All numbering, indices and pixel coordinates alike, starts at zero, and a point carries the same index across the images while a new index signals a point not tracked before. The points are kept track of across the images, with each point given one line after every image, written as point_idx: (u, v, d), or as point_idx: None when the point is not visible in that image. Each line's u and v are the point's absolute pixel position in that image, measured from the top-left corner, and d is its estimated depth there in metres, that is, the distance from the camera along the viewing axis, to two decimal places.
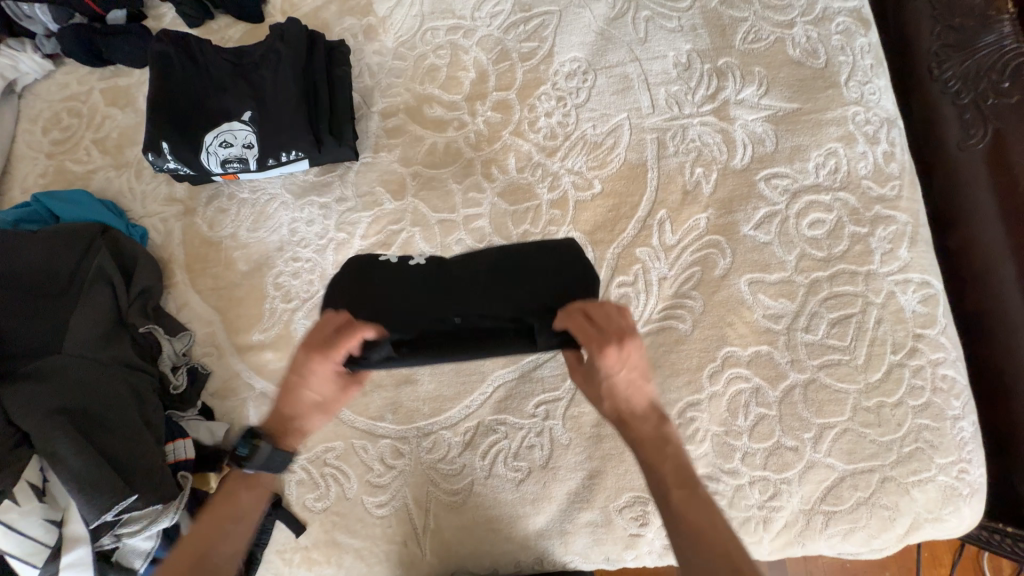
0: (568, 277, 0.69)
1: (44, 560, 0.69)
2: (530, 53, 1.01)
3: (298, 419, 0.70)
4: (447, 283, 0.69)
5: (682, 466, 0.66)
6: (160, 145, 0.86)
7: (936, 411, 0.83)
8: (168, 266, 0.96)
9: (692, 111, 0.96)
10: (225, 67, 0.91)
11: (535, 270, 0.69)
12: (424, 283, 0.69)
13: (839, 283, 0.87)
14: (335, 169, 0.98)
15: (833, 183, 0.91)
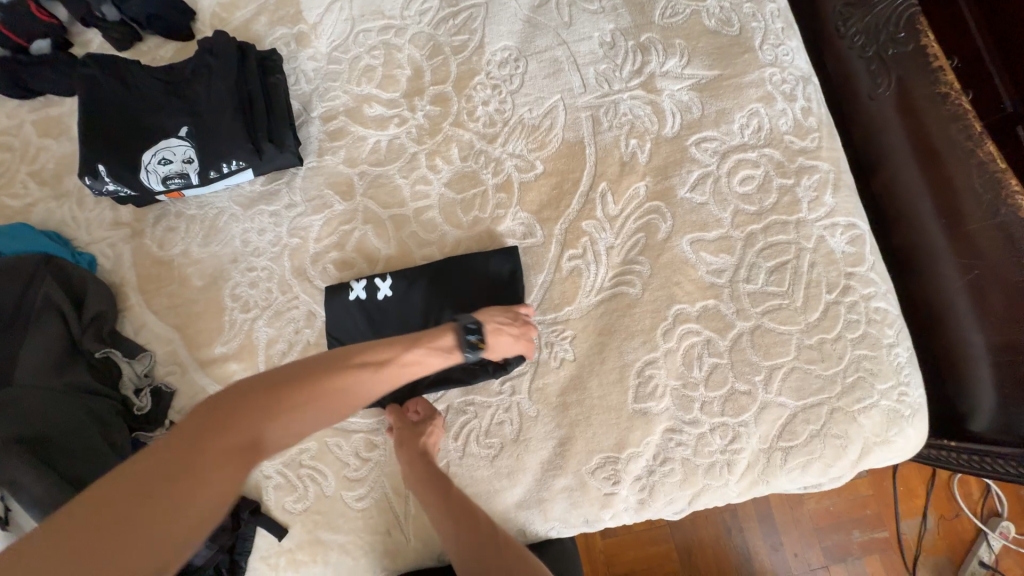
0: (477, 266, 0.92)
1: None
2: (462, 46, 1.04)
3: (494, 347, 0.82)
4: (394, 300, 0.90)
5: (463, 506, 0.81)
6: (98, 169, 0.86)
7: (873, 340, 0.89)
8: (120, 290, 0.95)
9: (621, 86, 1.00)
10: (158, 86, 0.91)
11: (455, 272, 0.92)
12: (387, 308, 0.90)
13: (773, 233, 0.93)
14: (280, 177, 0.99)
15: (758, 141, 0.97)
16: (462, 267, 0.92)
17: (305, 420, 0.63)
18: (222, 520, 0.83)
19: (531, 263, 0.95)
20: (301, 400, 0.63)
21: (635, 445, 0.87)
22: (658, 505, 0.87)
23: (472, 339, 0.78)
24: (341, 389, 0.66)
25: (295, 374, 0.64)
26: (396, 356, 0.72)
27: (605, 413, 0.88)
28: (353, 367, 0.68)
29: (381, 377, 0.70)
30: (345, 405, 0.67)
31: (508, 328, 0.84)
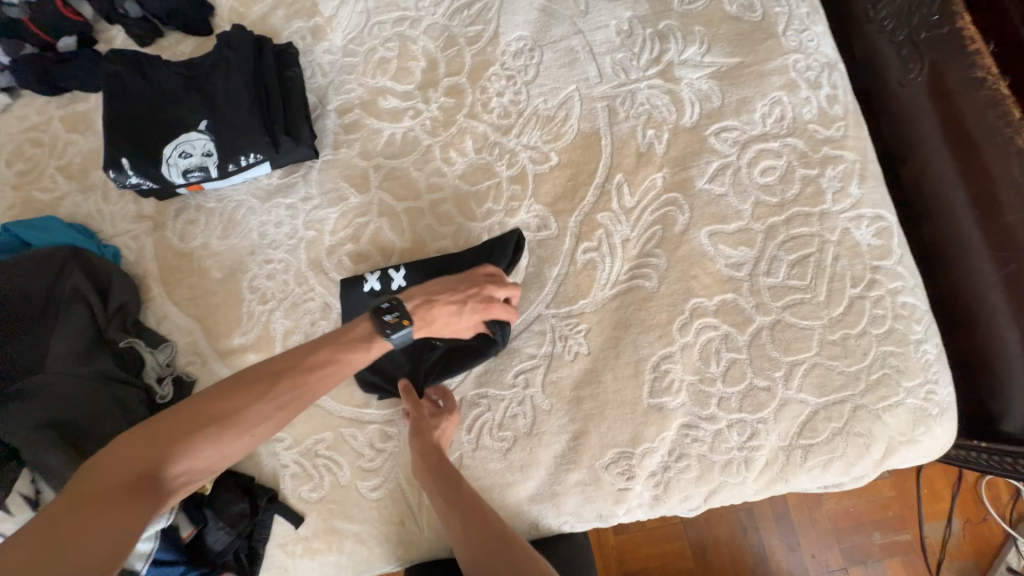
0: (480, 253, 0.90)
1: None
2: (476, 37, 1.03)
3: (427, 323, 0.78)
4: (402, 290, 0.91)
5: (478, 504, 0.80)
6: (121, 162, 0.88)
7: (900, 336, 0.86)
8: (143, 281, 0.98)
9: (638, 75, 0.98)
10: (178, 80, 0.92)
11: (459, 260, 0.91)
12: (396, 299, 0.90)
13: (795, 225, 0.90)
14: (297, 170, 1.00)
15: (780, 130, 0.94)
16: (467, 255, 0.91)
17: (205, 449, 0.65)
18: (241, 507, 0.85)
19: (545, 256, 0.94)
20: (189, 433, 0.64)
21: (650, 440, 0.86)
22: (673, 502, 0.86)
23: (387, 322, 0.74)
24: (233, 415, 0.66)
25: (184, 411, 0.66)
26: (294, 369, 0.70)
27: (620, 407, 0.87)
28: (244, 388, 0.68)
29: (284, 393, 0.69)
30: (249, 426, 0.67)
31: (450, 297, 0.80)
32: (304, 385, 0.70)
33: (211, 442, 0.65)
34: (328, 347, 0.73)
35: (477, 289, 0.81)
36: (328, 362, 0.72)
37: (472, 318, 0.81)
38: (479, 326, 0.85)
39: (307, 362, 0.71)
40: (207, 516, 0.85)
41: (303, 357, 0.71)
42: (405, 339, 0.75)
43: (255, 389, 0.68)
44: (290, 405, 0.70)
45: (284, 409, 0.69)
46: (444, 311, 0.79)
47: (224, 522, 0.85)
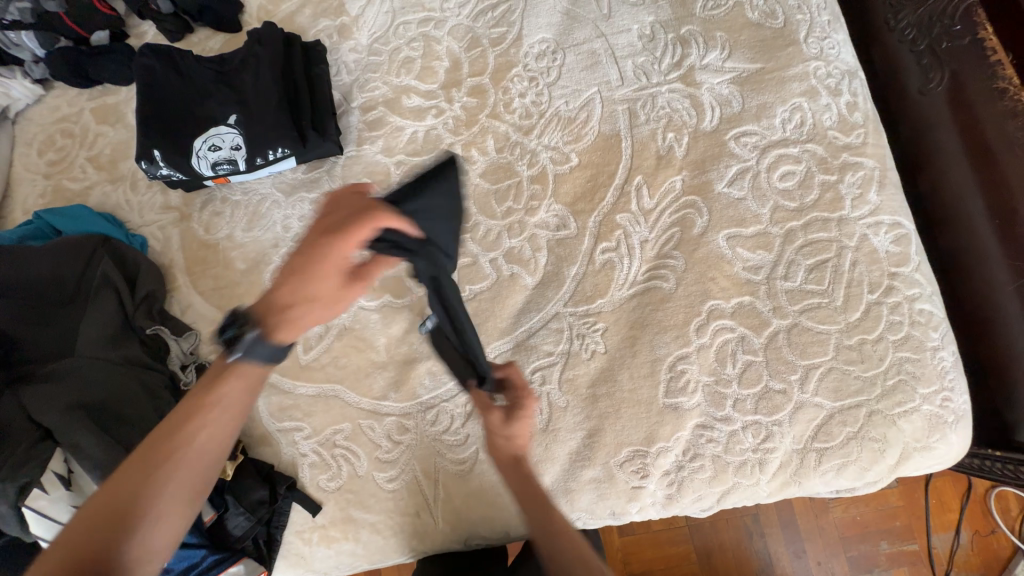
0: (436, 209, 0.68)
1: None
2: (500, 38, 1.04)
3: (295, 314, 0.63)
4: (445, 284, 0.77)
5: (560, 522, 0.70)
6: (152, 153, 0.90)
7: (916, 343, 0.86)
8: (168, 271, 0.99)
9: (659, 79, 0.99)
10: (209, 75, 0.95)
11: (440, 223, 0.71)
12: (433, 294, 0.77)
13: (813, 230, 0.91)
14: (321, 165, 1.02)
15: (799, 136, 0.95)
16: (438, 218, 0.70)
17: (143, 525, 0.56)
18: (260, 494, 0.87)
19: (564, 255, 0.95)
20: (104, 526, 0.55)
21: (665, 439, 0.87)
22: (686, 502, 0.87)
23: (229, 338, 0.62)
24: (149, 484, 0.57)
25: (85, 515, 0.56)
26: (189, 413, 0.61)
27: (636, 406, 0.88)
28: (138, 457, 0.59)
29: (185, 437, 0.60)
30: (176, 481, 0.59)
31: (285, 275, 0.62)
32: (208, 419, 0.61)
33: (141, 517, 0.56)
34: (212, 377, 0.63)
35: (315, 241, 0.60)
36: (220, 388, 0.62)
37: (334, 277, 0.62)
38: (347, 275, 0.64)
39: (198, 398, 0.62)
40: (228, 502, 0.86)
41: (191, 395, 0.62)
42: (277, 346, 0.63)
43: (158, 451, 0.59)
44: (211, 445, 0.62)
45: (196, 450, 0.60)
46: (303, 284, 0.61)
47: (244, 508, 0.86)
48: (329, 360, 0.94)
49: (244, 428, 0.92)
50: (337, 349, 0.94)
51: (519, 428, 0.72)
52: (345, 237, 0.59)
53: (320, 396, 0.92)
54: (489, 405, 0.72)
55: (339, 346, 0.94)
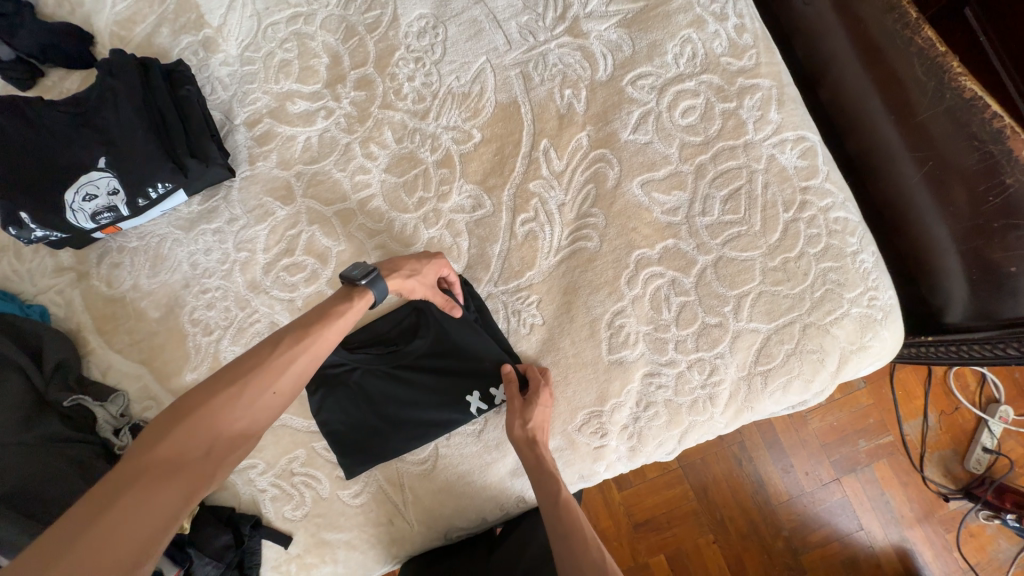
0: (354, 365, 0.87)
1: None
2: (376, 22, 0.98)
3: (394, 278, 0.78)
4: (433, 355, 0.88)
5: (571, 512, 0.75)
6: (20, 217, 0.83)
7: (836, 251, 0.88)
8: (79, 335, 0.94)
9: (547, 36, 0.96)
10: (63, 119, 0.86)
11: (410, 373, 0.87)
12: (428, 364, 0.88)
13: (722, 160, 0.91)
14: (216, 193, 0.96)
15: (694, 68, 0.93)
16: (385, 384, 0.87)
17: (134, 515, 0.51)
18: (224, 539, 0.84)
19: (485, 234, 0.93)
20: (151, 477, 0.53)
21: (616, 395, 0.88)
22: (650, 449, 0.89)
23: (354, 276, 0.74)
24: (196, 436, 0.56)
25: (208, 387, 0.60)
26: (240, 377, 0.61)
27: (583, 369, 0.88)
28: (254, 352, 0.64)
29: (292, 348, 0.64)
30: (210, 442, 0.57)
31: (389, 270, 0.79)
32: (255, 381, 0.61)
33: (180, 482, 0.54)
34: (276, 341, 0.64)
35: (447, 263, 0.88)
36: (274, 352, 0.64)
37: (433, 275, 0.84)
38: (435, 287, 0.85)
39: (249, 366, 0.62)
40: (191, 554, 0.83)
41: (244, 361, 0.62)
42: (370, 294, 0.73)
43: (193, 409, 0.58)
44: (259, 386, 0.61)
45: (294, 361, 0.64)
46: (399, 266, 0.80)
47: (209, 556, 0.83)
48: None
49: None
50: None
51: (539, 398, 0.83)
52: (429, 259, 0.84)
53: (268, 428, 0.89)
54: (511, 380, 0.84)
55: None
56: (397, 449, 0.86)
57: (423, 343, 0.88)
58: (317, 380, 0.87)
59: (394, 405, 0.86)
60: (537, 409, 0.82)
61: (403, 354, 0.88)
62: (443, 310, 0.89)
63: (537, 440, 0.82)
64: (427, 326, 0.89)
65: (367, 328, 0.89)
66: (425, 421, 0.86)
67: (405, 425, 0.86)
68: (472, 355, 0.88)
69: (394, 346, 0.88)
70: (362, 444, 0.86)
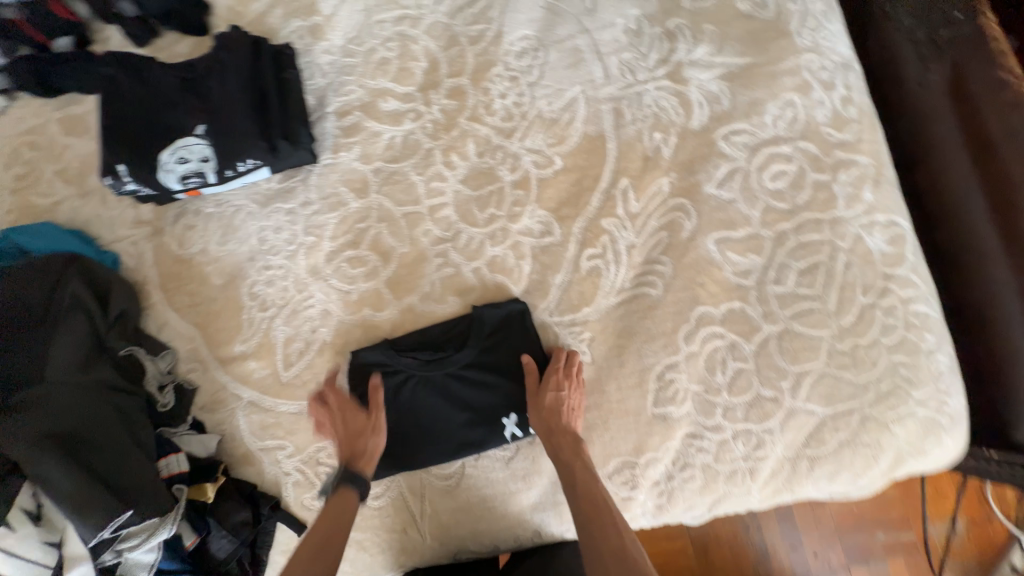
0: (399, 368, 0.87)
1: None
2: (479, 36, 1.00)
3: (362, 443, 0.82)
4: (478, 370, 0.87)
5: (592, 496, 0.77)
6: (117, 168, 0.86)
7: (912, 346, 0.84)
8: (143, 288, 0.97)
9: (646, 77, 0.95)
10: (174, 83, 0.90)
11: (452, 386, 0.87)
12: (471, 379, 0.87)
13: (806, 232, 0.88)
14: (296, 175, 0.98)
15: (791, 133, 0.91)
16: (425, 392, 0.86)
17: None
18: (243, 515, 0.85)
19: (549, 262, 0.92)
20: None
21: (654, 450, 0.85)
22: (677, 511, 0.86)
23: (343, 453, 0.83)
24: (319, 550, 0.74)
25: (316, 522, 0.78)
26: (332, 506, 0.78)
27: (624, 416, 0.86)
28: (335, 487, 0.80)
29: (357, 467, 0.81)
30: (328, 548, 0.74)
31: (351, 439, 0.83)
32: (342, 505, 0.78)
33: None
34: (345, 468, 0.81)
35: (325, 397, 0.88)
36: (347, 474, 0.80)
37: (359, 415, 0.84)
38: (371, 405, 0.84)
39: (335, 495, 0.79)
40: (210, 525, 0.83)
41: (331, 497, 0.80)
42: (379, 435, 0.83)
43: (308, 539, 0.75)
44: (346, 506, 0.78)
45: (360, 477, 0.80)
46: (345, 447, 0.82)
47: (225, 530, 0.84)
48: (310, 378, 0.91)
49: (225, 448, 0.90)
50: (319, 365, 0.91)
51: (555, 383, 0.83)
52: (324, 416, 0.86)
53: (303, 413, 0.90)
54: (530, 369, 0.85)
55: (321, 362, 0.91)
56: (426, 459, 0.86)
57: (469, 358, 0.87)
58: (360, 375, 0.88)
59: (430, 414, 0.86)
60: (550, 394, 0.82)
61: (450, 365, 0.87)
62: (493, 327, 0.89)
63: (557, 429, 0.81)
64: (476, 340, 0.88)
65: (419, 330, 0.90)
66: (458, 436, 0.85)
67: (436, 436, 0.86)
68: (515, 378, 0.87)
69: (441, 354, 0.87)
70: (391, 448, 0.86)
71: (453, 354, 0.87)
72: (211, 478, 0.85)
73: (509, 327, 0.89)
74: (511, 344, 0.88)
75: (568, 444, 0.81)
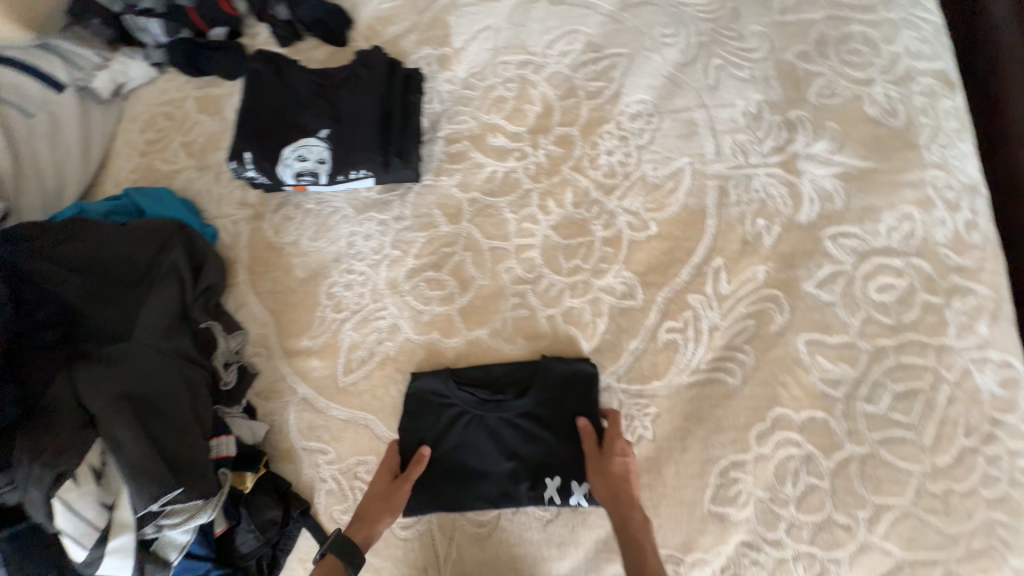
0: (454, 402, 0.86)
1: (93, 542, 0.68)
2: (597, 92, 1.02)
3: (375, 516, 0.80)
4: (531, 424, 0.85)
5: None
6: (244, 155, 0.92)
7: (1014, 507, 0.75)
8: (232, 266, 1.01)
9: (758, 161, 0.94)
10: (310, 87, 0.97)
11: (502, 434, 0.85)
12: (522, 431, 0.85)
13: (908, 354, 0.82)
14: (396, 189, 1.02)
15: (905, 247, 0.87)
16: (473, 434, 0.85)
17: None
18: (273, 513, 0.84)
19: (625, 326, 0.90)
20: None
21: (703, 550, 0.79)
22: None
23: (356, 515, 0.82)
24: None
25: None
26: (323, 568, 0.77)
27: (677, 505, 0.81)
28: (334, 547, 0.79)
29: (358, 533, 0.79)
30: None
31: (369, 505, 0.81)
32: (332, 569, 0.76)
33: None
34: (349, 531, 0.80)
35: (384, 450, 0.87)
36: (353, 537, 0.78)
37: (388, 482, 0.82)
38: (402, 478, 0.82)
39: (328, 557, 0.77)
40: (241, 515, 0.83)
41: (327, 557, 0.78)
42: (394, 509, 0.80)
43: None
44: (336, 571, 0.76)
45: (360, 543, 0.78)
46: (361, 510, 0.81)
47: (254, 525, 0.83)
48: (366, 389, 0.91)
49: (271, 440, 0.91)
50: (377, 378, 0.91)
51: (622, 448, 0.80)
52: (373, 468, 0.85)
53: (351, 422, 0.90)
54: (591, 432, 0.82)
55: (380, 375, 0.91)
56: (461, 502, 0.83)
57: (526, 408, 0.85)
58: (418, 400, 0.88)
59: (474, 457, 0.85)
60: (617, 460, 0.79)
61: (505, 412, 0.85)
62: (556, 382, 0.86)
63: (624, 497, 0.76)
64: (537, 392, 0.86)
65: (483, 367, 0.89)
66: (495, 487, 0.83)
67: (477, 480, 0.84)
68: (568, 440, 0.84)
69: (500, 398, 0.86)
70: (428, 481, 0.85)
71: (511, 401, 0.85)
72: (253, 468, 0.86)
73: (571, 387, 0.86)
74: (570, 405, 0.85)
75: (637, 517, 0.75)
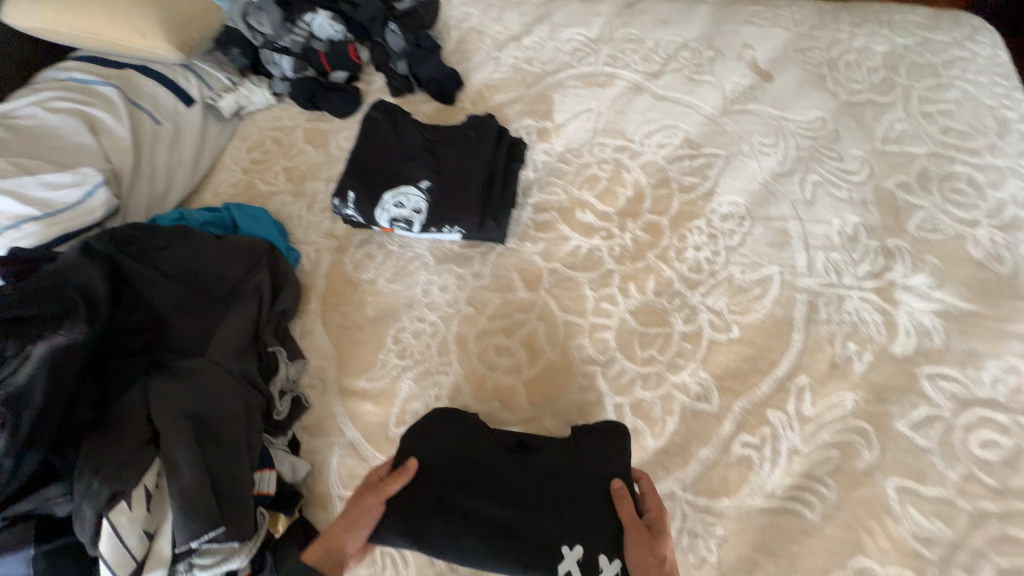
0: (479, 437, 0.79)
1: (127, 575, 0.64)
2: (691, 187, 1.04)
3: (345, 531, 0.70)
4: (556, 477, 0.75)
5: None
6: (347, 194, 0.96)
7: None
8: (305, 292, 1.02)
9: (852, 282, 0.92)
10: (419, 141, 1.02)
11: (521, 481, 0.74)
12: (543, 483, 0.74)
13: (1014, 524, 0.74)
14: (479, 246, 1.03)
15: (1012, 403, 0.81)
16: (489, 473, 0.75)
17: None
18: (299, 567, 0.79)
19: (697, 430, 0.85)
20: None
21: None
22: None
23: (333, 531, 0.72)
24: None
25: None
26: None
27: None
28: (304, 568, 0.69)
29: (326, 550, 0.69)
30: None
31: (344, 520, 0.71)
32: None
33: None
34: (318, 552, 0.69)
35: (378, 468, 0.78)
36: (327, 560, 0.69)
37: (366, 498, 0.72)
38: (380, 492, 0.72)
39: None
40: (266, 562, 0.79)
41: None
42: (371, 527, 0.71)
43: None
44: None
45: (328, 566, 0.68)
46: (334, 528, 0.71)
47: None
48: None
49: (309, 481, 0.86)
50: None
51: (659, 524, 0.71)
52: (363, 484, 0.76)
53: None
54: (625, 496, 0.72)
55: None
56: (450, 550, 0.70)
57: (555, 460, 0.76)
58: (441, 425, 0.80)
59: (482, 499, 0.73)
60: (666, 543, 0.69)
61: (531, 459, 0.77)
62: (592, 442, 0.77)
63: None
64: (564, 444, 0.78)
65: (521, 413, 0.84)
66: (500, 542, 0.70)
67: (487, 535, 0.70)
68: (599, 509, 0.72)
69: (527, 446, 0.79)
70: (416, 512, 0.72)
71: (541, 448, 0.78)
72: (288, 510, 0.81)
73: (613, 450, 0.77)
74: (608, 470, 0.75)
75: None
